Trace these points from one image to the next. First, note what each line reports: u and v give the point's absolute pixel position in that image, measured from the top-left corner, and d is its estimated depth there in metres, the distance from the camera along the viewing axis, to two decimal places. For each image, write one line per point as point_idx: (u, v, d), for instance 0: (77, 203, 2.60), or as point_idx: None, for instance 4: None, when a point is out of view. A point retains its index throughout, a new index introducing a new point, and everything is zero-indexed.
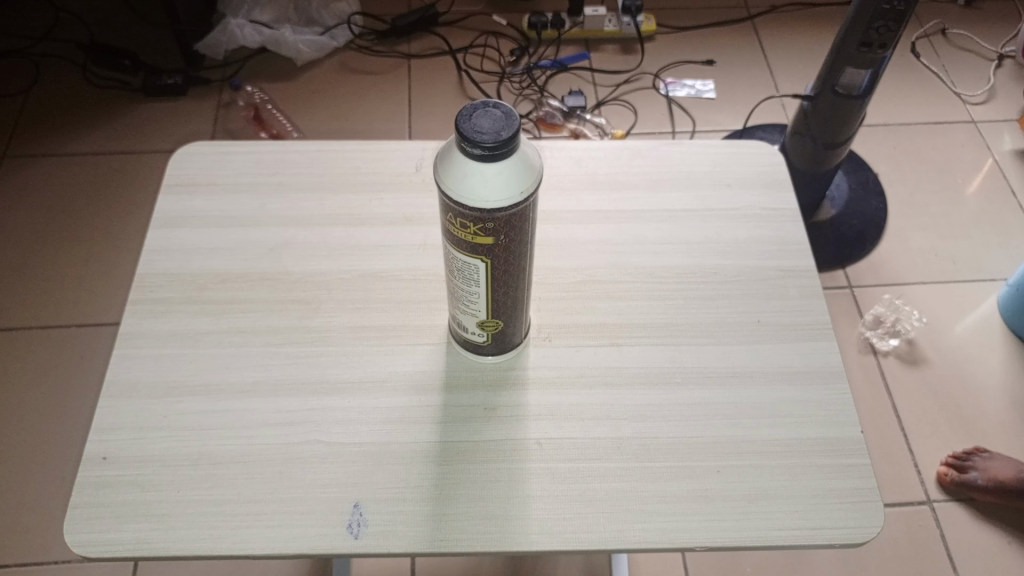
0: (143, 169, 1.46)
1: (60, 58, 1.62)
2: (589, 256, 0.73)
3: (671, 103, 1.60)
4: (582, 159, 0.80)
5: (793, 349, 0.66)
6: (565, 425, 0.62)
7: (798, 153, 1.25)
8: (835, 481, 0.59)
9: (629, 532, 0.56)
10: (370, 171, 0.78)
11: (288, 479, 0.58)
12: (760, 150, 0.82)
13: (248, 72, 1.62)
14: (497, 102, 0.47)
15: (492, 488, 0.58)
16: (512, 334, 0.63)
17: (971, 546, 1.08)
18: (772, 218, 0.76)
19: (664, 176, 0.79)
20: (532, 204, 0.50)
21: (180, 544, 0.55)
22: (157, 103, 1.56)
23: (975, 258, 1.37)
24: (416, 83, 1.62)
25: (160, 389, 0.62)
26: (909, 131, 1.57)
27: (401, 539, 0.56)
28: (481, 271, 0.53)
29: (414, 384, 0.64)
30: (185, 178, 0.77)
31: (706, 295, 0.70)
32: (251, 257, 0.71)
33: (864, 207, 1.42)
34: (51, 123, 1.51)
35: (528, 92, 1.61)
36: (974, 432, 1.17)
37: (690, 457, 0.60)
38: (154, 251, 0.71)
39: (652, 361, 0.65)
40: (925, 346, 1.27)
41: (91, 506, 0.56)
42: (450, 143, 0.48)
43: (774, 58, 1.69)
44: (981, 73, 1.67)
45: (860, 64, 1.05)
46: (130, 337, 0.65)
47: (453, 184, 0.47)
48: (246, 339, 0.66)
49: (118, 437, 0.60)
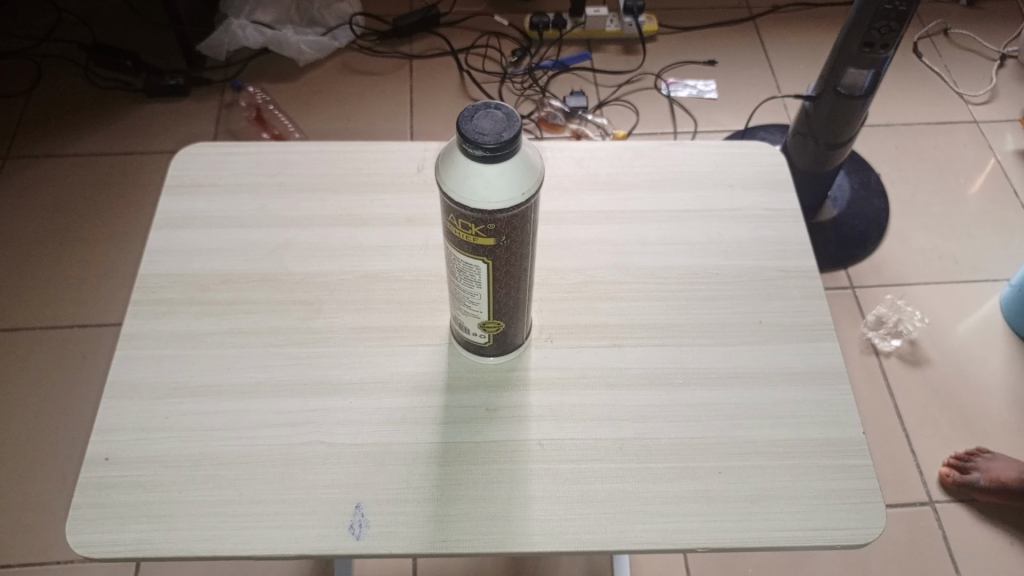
0: (145, 169, 1.46)
1: (62, 59, 1.62)
2: (590, 256, 0.73)
3: (672, 103, 1.60)
4: (583, 159, 0.80)
5: (795, 349, 0.66)
6: (566, 426, 0.62)
7: (800, 153, 1.25)
8: (837, 482, 0.58)
9: (630, 533, 0.56)
10: (371, 172, 0.78)
11: (289, 480, 0.58)
12: (762, 150, 0.82)
13: (249, 73, 1.62)
14: (498, 103, 0.47)
15: (493, 489, 0.58)
16: (514, 335, 0.63)
17: (973, 547, 1.08)
18: (773, 218, 0.76)
19: (665, 177, 0.79)
20: (534, 205, 0.50)
21: (182, 545, 0.55)
22: (159, 104, 1.57)
23: (977, 259, 1.37)
24: (418, 83, 1.62)
25: (161, 390, 0.62)
26: (911, 131, 1.57)
27: (402, 540, 0.56)
28: (482, 272, 0.53)
29: (415, 385, 0.64)
30: (187, 179, 0.77)
31: (707, 296, 0.70)
32: (252, 258, 0.71)
33: (866, 207, 1.42)
34: (53, 124, 1.51)
35: (530, 92, 1.61)
36: (976, 432, 1.17)
37: (691, 458, 0.60)
38: (156, 251, 0.71)
39: (653, 362, 0.65)
40: (927, 346, 1.26)
41: (92, 507, 0.56)
42: (451, 144, 0.49)
43: (775, 58, 1.69)
44: (983, 73, 1.67)
45: (861, 64, 1.05)
46: (131, 338, 0.66)
47: (454, 186, 0.47)
48: (247, 340, 0.66)
49: (119, 438, 0.60)
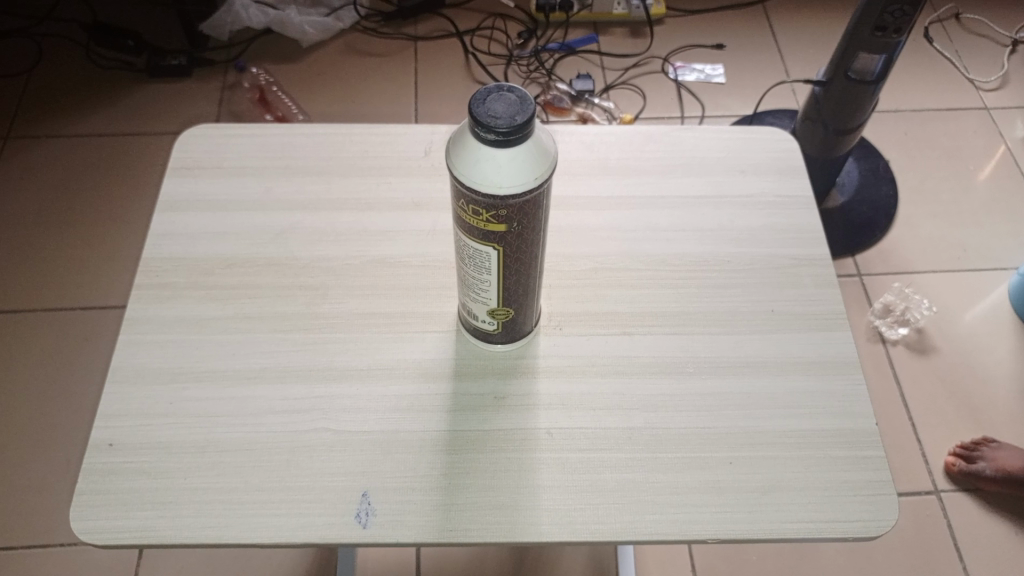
0: (147, 151, 1.45)
1: (63, 39, 1.60)
2: (598, 243, 0.72)
3: (680, 87, 1.58)
4: (592, 144, 0.78)
5: (807, 338, 0.65)
6: (576, 414, 0.61)
7: (808, 138, 1.23)
8: (850, 473, 0.58)
9: (640, 524, 0.56)
10: (377, 155, 0.77)
11: (295, 467, 0.57)
12: (775, 135, 0.80)
13: (252, 54, 1.60)
14: (511, 86, 0.46)
15: (501, 478, 0.58)
16: (522, 323, 0.62)
17: (979, 537, 1.07)
18: (786, 205, 0.74)
19: (676, 161, 0.77)
20: (546, 191, 0.48)
21: (186, 532, 0.54)
22: (161, 86, 1.55)
23: (986, 247, 1.36)
24: (422, 65, 1.60)
25: (164, 374, 0.62)
26: (921, 117, 1.55)
27: (409, 529, 0.55)
28: (493, 258, 0.52)
29: (423, 372, 0.63)
30: (190, 161, 0.76)
31: (718, 284, 0.69)
32: (256, 242, 0.70)
33: (875, 195, 1.40)
34: (54, 104, 1.50)
35: (536, 75, 1.58)
36: (983, 421, 1.17)
37: (701, 448, 0.59)
38: (158, 235, 0.70)
39: (664, 350, 0.64)
40: (934, 334, 1.25)
41: (95, 493, 0.56)
42: (462, 127, 0.47)
43: (785, 43, 1.66)
44: (995, 58, 1.64)
45: (874, 49, 1.03)
46: (135, 323, 0.65)
47: (464, 170, 0.46)
48: (252, 326, 0.65)
49: (123, 423, 0.59)
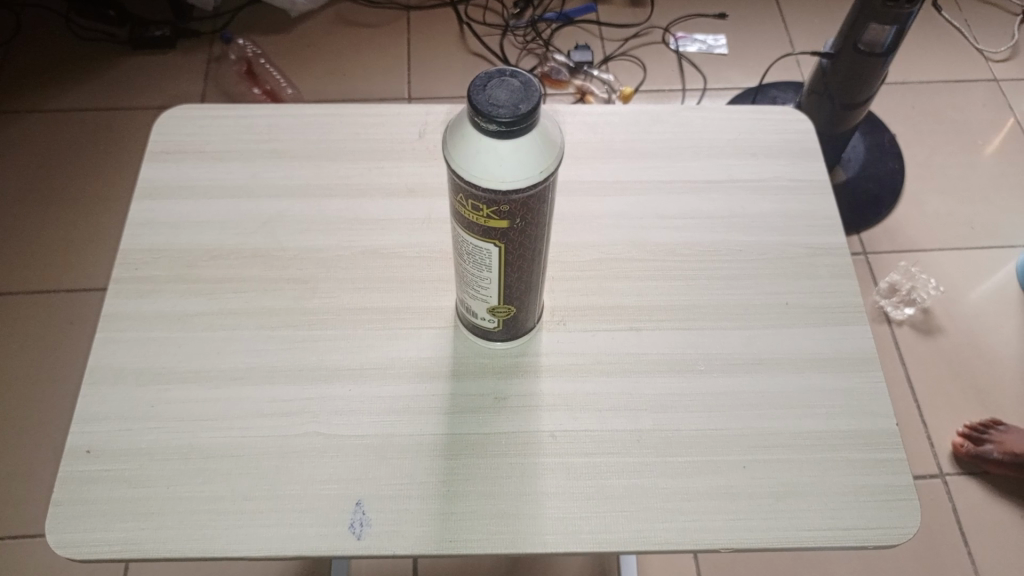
0: (131, 127, 1.40)
1: (41, 9, 1.53)
2: (601, 231, 0.68)
3: (682, 58, 1.52)
4: (596, 125, 0.74)
5: (823, 334, 0.62)
6: (581, 416, 0.58)
7: (815, 113, 1.18)
8: (868, 478, 0.55)
9: (649, 532, 0.53)
10: (369, 137, 0.73)
11: (285, 474, 0.54)
12: (787, 115, 0.76)
13: (239, 24, 1.54)
14: (514, 71, 0.42)
15: (503, 484, 0.55)
16: (524, 320, 0.58)
17: (983, 522, 1.06)
18: (799, 191, 0.71)
19: (684, 144, 0.73)
20: (551, 185, 0.45)
21: (170, 545, 0.51)
22: (145, 59, 1.49)
23: (995, 225, 1.32)
24: (416, 36, 1.54)
25: (146, 375, 0.58)
26: (930, 89, 1.50)
27: (405, 540, 0.52)
28: (493, 256, 0.48)
29: (420, 371, 0.60)
30: (170, 145, 0.71)
31: (730, 276, 0.65)
32: (242, 231, 0.66)
33: (881, 170, 1.36)
34: (33, 78, 1.44)
35: (533, 46, 1.53)
36: (988, 403, 1.14)
37: (712, 451, 0.56)
38: (138, 224, 0.66)
39: (673, 346, 0.61)
40: (941, 314, 1.23)
41: (73, 504, 0.53)
42: (460, 113, 0.43)
43: (791, 13, 1.60)
44: (1005, 28, 1.59)
45: (883, 21, 0.98)
46: (113, 320, 0.61)
47: (463, 162, 0.42)
48: (238, 322, 0.61)
49: (103, 428, 0.56)
